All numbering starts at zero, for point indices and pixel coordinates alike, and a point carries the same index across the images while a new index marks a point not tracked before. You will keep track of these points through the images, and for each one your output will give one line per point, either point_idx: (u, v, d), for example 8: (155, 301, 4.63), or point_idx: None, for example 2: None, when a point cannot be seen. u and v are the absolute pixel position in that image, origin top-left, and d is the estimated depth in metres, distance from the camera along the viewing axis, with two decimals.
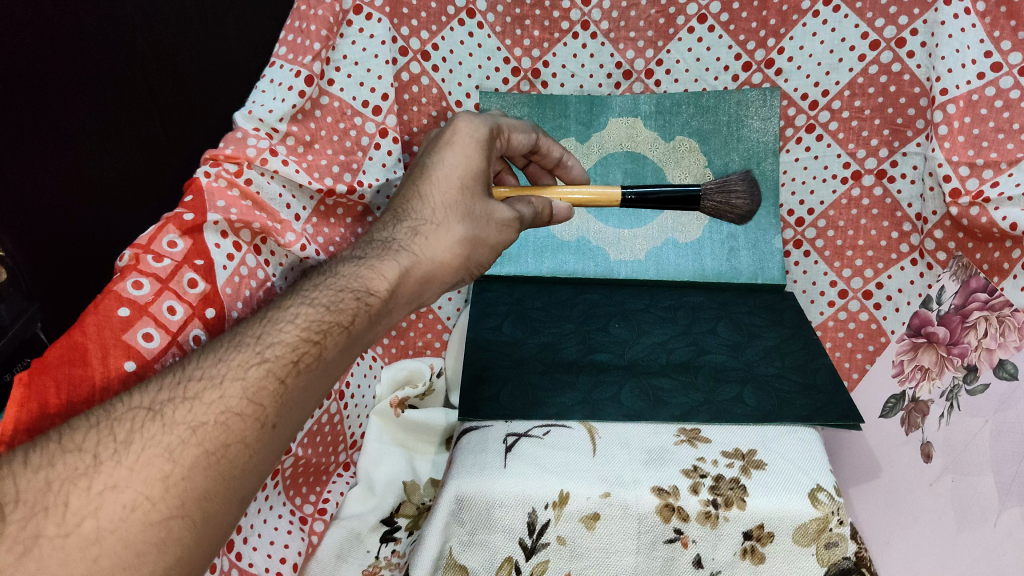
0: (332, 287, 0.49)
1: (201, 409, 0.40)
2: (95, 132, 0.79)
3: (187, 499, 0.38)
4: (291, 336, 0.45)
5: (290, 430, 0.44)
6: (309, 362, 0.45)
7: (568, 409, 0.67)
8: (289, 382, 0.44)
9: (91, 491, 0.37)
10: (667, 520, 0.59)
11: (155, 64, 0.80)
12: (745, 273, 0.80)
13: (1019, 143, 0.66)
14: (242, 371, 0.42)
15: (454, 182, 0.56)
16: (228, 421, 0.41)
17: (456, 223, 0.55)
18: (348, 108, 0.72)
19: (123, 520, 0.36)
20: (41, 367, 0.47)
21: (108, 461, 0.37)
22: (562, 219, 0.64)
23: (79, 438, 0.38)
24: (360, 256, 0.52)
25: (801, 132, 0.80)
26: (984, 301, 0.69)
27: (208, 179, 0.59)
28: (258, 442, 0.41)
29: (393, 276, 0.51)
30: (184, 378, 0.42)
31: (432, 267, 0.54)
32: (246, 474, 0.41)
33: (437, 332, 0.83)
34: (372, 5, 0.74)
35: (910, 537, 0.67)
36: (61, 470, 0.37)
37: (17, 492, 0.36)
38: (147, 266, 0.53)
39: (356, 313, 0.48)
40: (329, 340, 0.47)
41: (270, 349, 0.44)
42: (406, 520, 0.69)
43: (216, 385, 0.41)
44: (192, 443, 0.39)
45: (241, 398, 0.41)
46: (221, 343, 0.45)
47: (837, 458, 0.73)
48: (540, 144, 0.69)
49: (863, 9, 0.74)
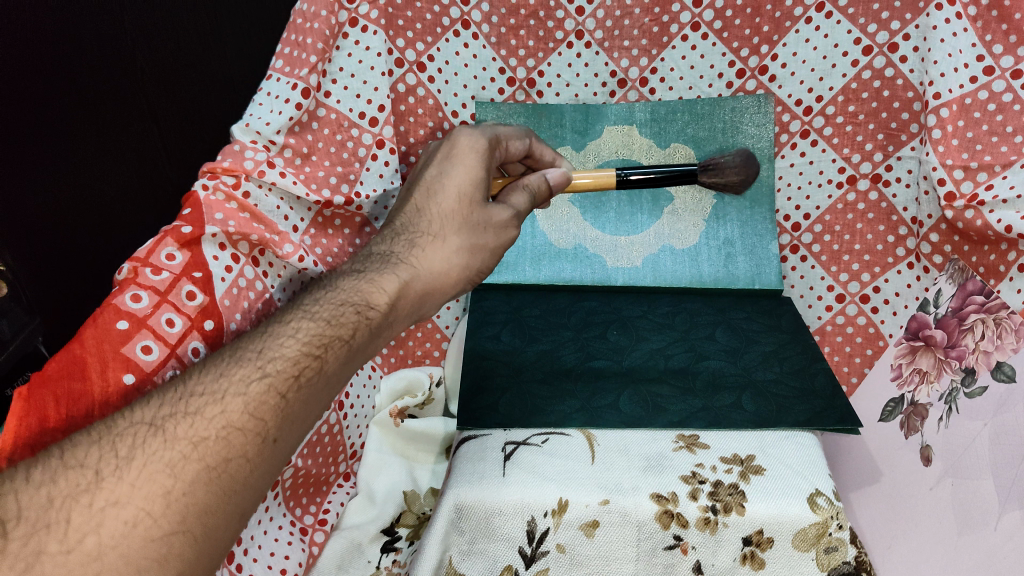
0: (333, 299, 0.50)
1: (202, 424, 0.41)
2: (94, 146, 0.82)
3: (188, 514, 0.38)
4: (292, 351, 0.45)
5: (290, 444, 0.44)
6: (310, 376, 0.45)
7: (568, 417, 0.67)
8: (290, 397, 0.44)
9: (93, 507, 0.37)
10: (667, 527, 0.59)
11: (155, 81, 0.83)
12: (743, 279, 0.80)
13: (1013, 146, 0.66)
14: (243, 386, 0.43)
15: (452, 191, 0.57)
16: (230, 435, 0.41)
17: (454, 233, 0.56)
18: (344, 119, 0.73)
19: (124, 536, 0.36)
20: (41, 380, 0.47)
21: (110, 477, 0.38)
22: (559, 184, 0.63)
23: (81, 454, 0.38)
24: (360, 270, 0.53)
25: (796, 138, 0.80)
26: (981, 303, 0.68)
27: (206, 192, 0.60)
28: (259, 457, 0.42)
29: (394, 287, 0.52)
30: (185, 393, 0.42)
31: (432, 277, 0.55)
32: (245, 489, 0.41)
33: (437, 341, 0.84)
34: (368, 17, 0.75)
35: (911, 541, 0.66)
36: (63, 487, 0.37)
37: (18, 509, 0.36)
38: (146, 279, 0.53)
39: (356, 326, 0.49)
40: (330, 354, 0.47)
41: (271, 363, 0.44)
42: (406, 530, 0.69)
43: (217, 400, 0.42)
44: (193, 458, 0.39)
45: (243, 413, 0.42)
46: (222, 358, 0.45)
47: (837, 466, 0.74)
48: (534, 150, 0.68)
49: (855, 15, 0.75)
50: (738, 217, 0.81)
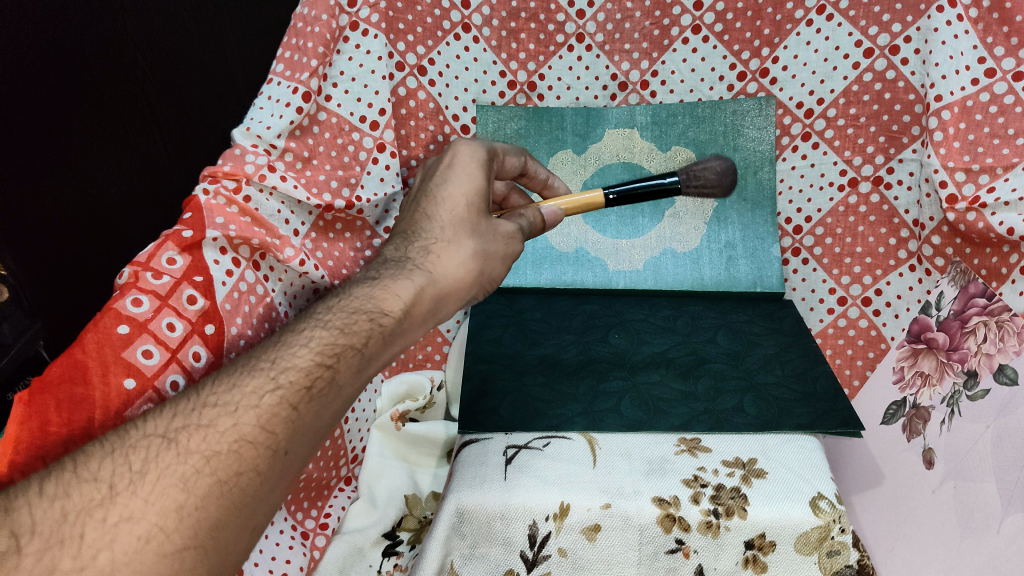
0: (345, 308, 0.49)
1: (215, 438, 0.40)
2: (94, 149, 0.83)
3: (200, 529, 0.38)
4: (305, 361, 0.45)
5: (302, 456, 0.44)
6: (322, 386, 0.45)
7: (569, 419, 0.67)
8: (302, 408, 0.44)
9: (107, 522, 0.37)
10: (668, 530, 0.58)
11: (156, 84, 0.84)
12: (744, 282, 0.80)
13: (1014, 148, 0.66)
14: (256, 398, 0.43)
15: (460, 199, 0.57)
16: (242, 449, 0.41)
17: (466, 239, 0.55)
18: (345, 123, 0.73)
19: (137, 552, 0.36)
20: (41, 385, 0.47)
21: (124, 491, 0.37)
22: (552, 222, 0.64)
23: (94, 467, 0.38)
24: (373, 278, 0.52)
25: (797, 140, 0.80)
26: (983, 306, 0.68)
27: (206, 197, 0.60)
28: (270, 470, 0.42)
29: (407, 294, 0.51)
30: (199, 404, 0.42)
31: (446, 283, 0.54)
32: (257, 502, 0.41)
33: (437, 345, 0.84)
34: (368, 21, 0.75)
35: (913, 544, 0.66)
36: (76, 501, 0.37)
37: (32, 523, 0.36)
38: (146, 283, 0.53)
39: (369, 335, 0.49)
40: (342, 365, 0.47)
41: (284, 374, 0.44)
42: (407, 534, 0.69)
43: (231, 412, 0.42)
44: (205, 473, 0.39)
45: (255, 426, 0.42)
46: (236, 368, 0.45)
47: (837, 467, 0.73)
48: (529, 168, 0.70)
49: (856, 17, 0.75)
50: (738, 220, 0.81)
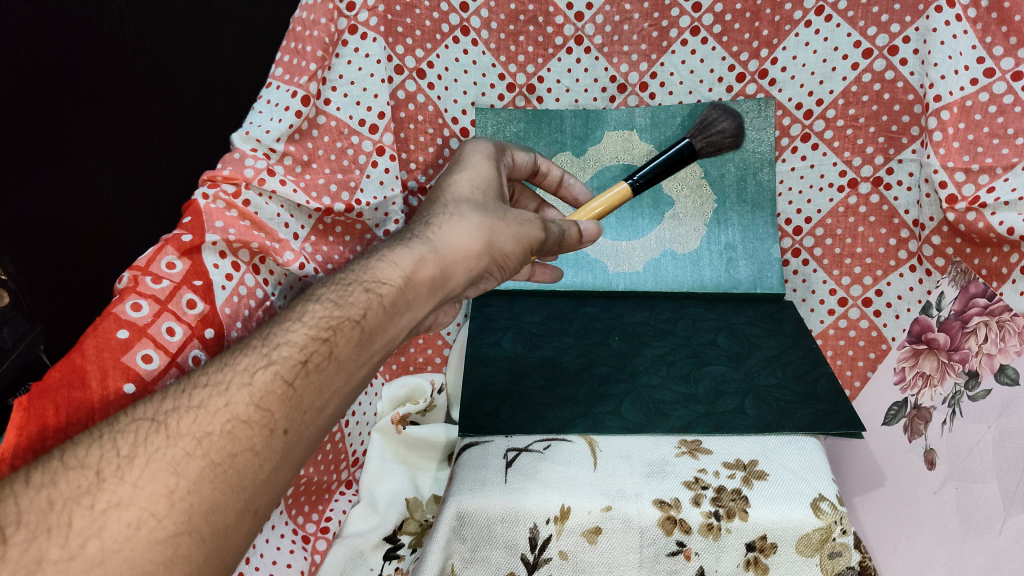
0: (340, 284, 0.50)
1: (206, 418, 0.41)
2: (95, 153, 0.84)
3: (193, 514, 0.38)
4: (300, 337, 0.46)
5: (305, 436, 0.44)
6: (319, 360, 0.45)
7: (569, 422, 0.67)
8: (297, 383, 0.44)
9: (95, 509, 0.37)
10: (669, 532, 0.58)
11: (154, 90, 0.88)
12: (745, 283, 0.80)
13: (1014, 148, 0.66)
14: (249, 376, 0.43)
15: (457, 179, 0.58)
16: (235, 428, 0.41)
17: (465, 211, 0.55)
18: (344, 126, 0.73)
19: (127, 539, 0.36)
20: (41, 390, 0.47)
21: (111, 478, 0.37)
22: (591, 239, 0.63)
23: (81, 455, 0.38)
24: (371, 254, 0.53)
25: (796, 142, 0.80)
26: (984, 306, 0.67)
27: (206, 201, 0.60)
28: (267, 448, 0.41)
29: (406, 264, 0.51)
30: (188, 387, 0.42)
31: (449, 254, 0.53)
32: (257, 485, 0.41)
33: (437, 348, 0.85)
34: (368, 25, 0.76)
35: (915, 546, 0.65)
36: (64, 489, 0.37)
37: (17, 514, 0.36)
38: (146, 287, 0.54)
39: (367, 306, 0.48)
40: (340, 338, 0.47)
41: (277, 350, 0.45)
42: (409, 537, 0.69)
43: (222, 392, 0.42)
44: (196, 455, 0.39)
45: (249, 404, 0.42)
46: (231, 351, 0.45)
47: (840, 468, 0.74)
48: (540, 165, 0.70)
49: (855, 18, 0.75)
50: (739, 221, 0.81)
